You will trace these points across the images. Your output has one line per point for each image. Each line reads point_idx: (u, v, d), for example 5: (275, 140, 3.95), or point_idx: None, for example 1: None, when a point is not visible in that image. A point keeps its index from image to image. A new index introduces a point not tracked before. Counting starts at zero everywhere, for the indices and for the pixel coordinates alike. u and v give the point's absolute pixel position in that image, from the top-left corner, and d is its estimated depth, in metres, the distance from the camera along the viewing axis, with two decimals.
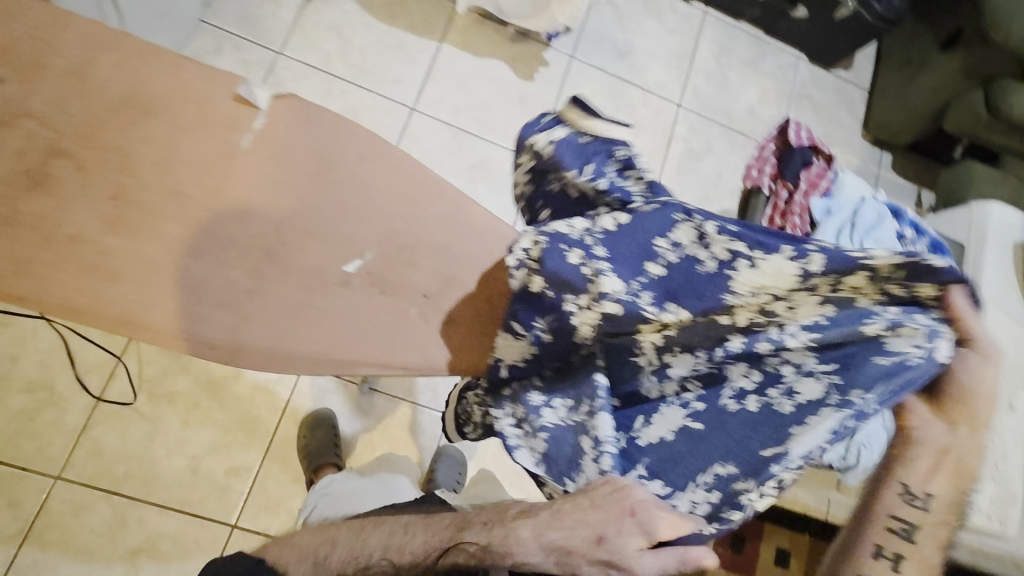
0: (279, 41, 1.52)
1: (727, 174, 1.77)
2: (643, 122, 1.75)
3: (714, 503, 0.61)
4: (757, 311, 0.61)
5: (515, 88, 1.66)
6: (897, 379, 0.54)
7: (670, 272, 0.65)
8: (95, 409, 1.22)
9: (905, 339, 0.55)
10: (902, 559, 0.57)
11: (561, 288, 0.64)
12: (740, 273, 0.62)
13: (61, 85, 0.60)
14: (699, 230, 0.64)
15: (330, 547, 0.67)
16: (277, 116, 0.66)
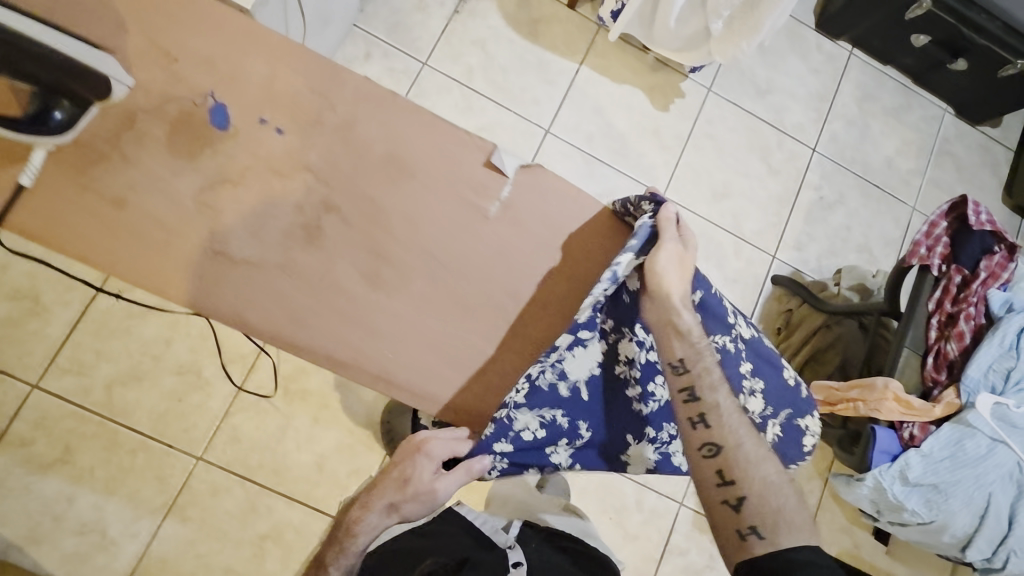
0: (426, 52, 1.52)
1: (856, 228, 1.74)
2: (777, 165, 1.72)
3: (532, 430, 0.75)
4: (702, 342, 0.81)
5: (651, 120, 1.65)
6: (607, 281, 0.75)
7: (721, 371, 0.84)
8: (235, 397, 1.29)
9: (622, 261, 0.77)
10: (704, 416, 0.77)
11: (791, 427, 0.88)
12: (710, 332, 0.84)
13: (332, 143, 0.72)
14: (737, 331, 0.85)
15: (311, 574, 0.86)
16: (518, 188, 0.79)
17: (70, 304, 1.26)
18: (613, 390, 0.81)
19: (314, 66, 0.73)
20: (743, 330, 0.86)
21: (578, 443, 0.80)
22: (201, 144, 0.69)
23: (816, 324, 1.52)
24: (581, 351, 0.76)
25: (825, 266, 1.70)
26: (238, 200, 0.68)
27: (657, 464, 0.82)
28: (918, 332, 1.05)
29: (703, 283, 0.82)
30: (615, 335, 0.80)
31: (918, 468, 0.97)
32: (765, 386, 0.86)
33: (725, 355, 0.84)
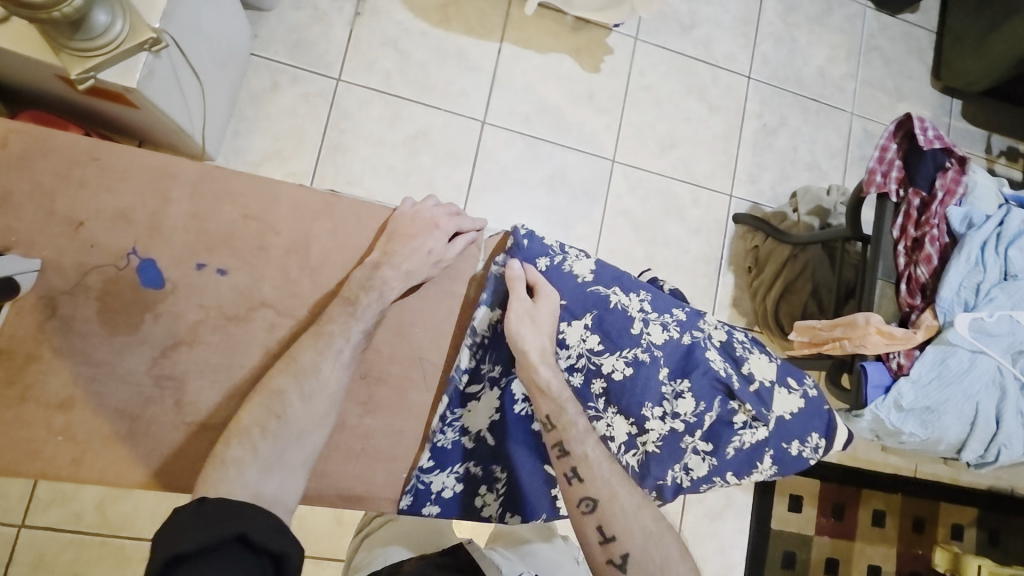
0: (336, 67, 1.42)
1: (802, 147, 1.74)
2: (716, 101, 1.68)
3: (450, 485, 0.91)
4: (615, 358, 0.92)
5: (583, 84, 1.58)
6: (467, 333, 0.89)
7: (641, 388, 0.92)
8: None
9: (483, 313, 0.90)
10: (575, 470, 0.86)
11: (724, 426, 0.96)
12: (616, 353, 0.92)
13: (287, 268, 0.80)
14: (647, 334, 0.93)
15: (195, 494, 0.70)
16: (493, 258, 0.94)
17: None
18: (520, 429, 0.92)
19: (247, 187, 0.80)
20: (654, 335, 0.94)
21: (502, 489, 0.93)
22: (139, 311, 0.75)
23: (783, 256, 1.55)
24: (474, 403, 0.91)
25: (779, 193, 1.71)
26: (204, 359, 0.77)
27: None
28: (888, 261, 1.09)
29: (591, 303, 0.93)
30: (506, 378, 0.92)
31: (910, 394, 1.02)
32: (691, 384, 0.94)
33: (632, 364, 0.92)
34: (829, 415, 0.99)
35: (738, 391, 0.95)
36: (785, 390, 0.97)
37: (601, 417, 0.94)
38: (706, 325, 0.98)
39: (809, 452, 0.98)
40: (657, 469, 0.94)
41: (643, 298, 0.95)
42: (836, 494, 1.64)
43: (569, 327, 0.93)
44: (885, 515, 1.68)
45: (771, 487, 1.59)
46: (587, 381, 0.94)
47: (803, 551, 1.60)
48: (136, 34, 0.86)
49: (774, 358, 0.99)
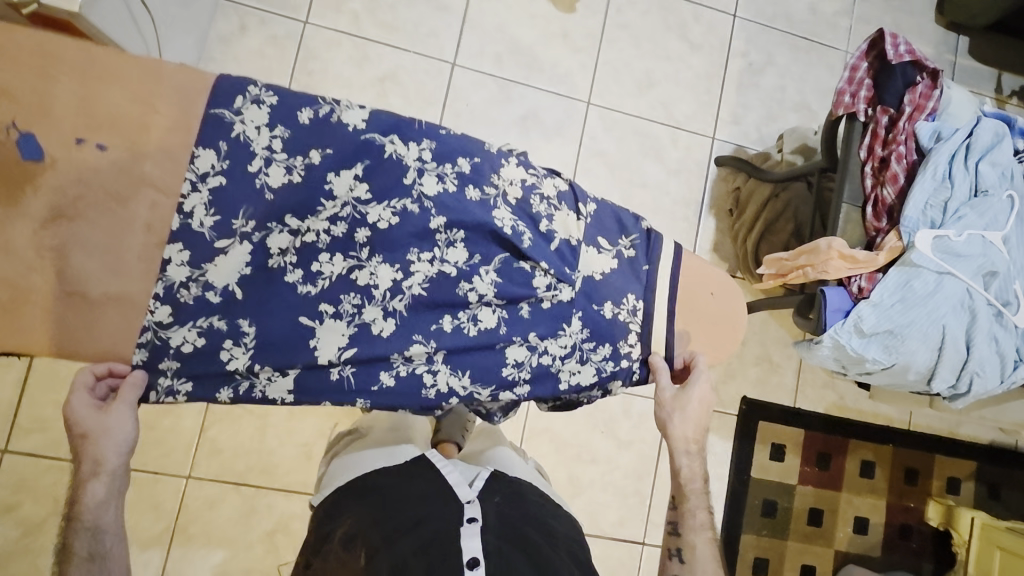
0: (303, 9, 1.42)
1: (790, 86, 1.67)
2: (698, 40, 1.62)
3: (200, 346, 0.70)
4: (386, 209, 0.70)
5: (557, 23, 1.54)
6: (192, 177, 0.69)
7: (399, 231, 0.70)
8: (206, 412, 1.30)
9: (206, 162, 0.69)
10: (681, 551, 0.83)
11: (517, 290, 0.72)
12: (372, 203, 0.70)
13: (175, 151, 0.69)
14: (418, 170, 0.70)
15: (98, 518, 0.72)
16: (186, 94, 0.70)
17: (11, 364, 1.23)
18: (277, 286, 0.70)
19: (129, 70, 0.69)
20: (426, 187, 0.70)
21: (252, 343, 0.70)
22: (19, 188, 0.67)
23: (765, 195, 1.50)
24: (220, 255, 0.70)
25: (765, 134, 1.64)
26: (91, 238, 0.69)
27: (348, 344, 0.70)
28: (853, 184, 1.04)
29: (356, 147, 0.70)
30: (262, 233, 0.70)
31: (872, 318, 0.98)
32: (466, 232, 0.71)
33: (401, 217, 0.70)
34: (649, 276, 0.77)
35: (527, 248, 0.72)
36: (592, 249, 0.76)
37: (361, 267, 0.70)
38: (500, 179, 0.73)
39: (625, 316, 0.76)
40: (423, 315, 0.71)
41: (423, 144, 0.71)
42: (822, 442, 1.60)
43: (335, 177, 0.70)
44: (874, 465, 1.62)
45: (753, 434, 1.56)
46: (350, 232, 0.70)
47: (785, 500, 1.57)
48: None
49: (586, 213, 0.76)
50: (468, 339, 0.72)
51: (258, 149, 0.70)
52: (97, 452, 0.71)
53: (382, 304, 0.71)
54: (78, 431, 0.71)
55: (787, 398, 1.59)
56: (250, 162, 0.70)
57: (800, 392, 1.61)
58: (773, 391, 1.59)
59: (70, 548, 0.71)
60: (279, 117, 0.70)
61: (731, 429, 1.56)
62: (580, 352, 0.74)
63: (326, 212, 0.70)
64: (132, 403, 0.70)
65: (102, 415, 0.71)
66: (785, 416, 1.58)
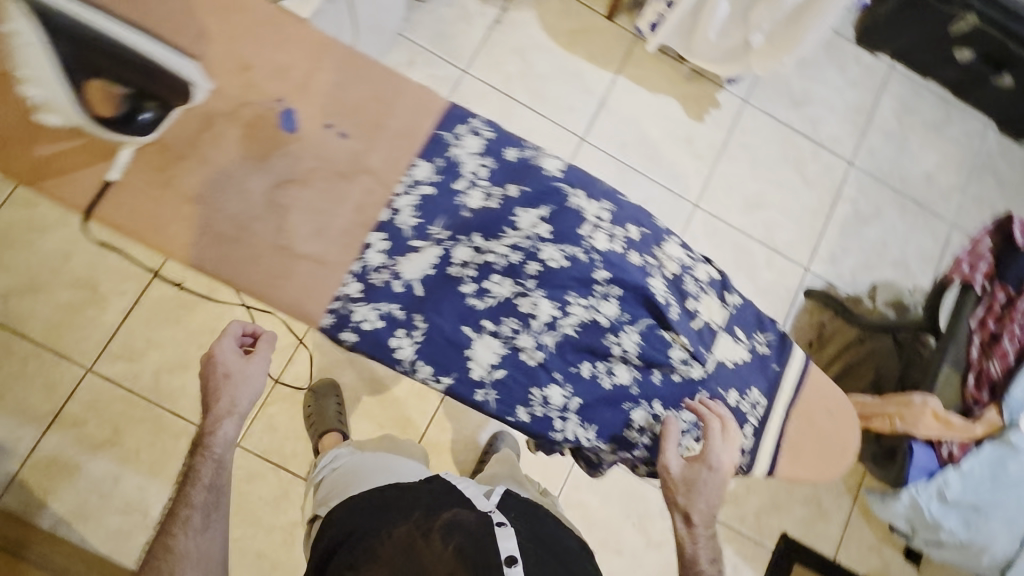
0: (466, 60, 1.57)
1: (893, 243, 1.70)
2: (813, 177, 1.69)
3: (381, 326, 0.74)
4: (556, 250, 0.76)
5: (685, 130, 1.65)
6: (405, 181, 0.78)
7: (565, 273, 0.75)
8: (273, 389, 1.35)
9: (422, 172, 0.78)
10: None
11: (653, 356, 0.78)
12: (545, 243, 0.75)
13: (397, 148, 0.79)
14: (596, 227, 0.77)
15: (218, 464, 0.87)
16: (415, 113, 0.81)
17: (125, 293, 1.33)
18: (452, 294, 0.75)
19: (377, 74, 0.81)
20: (596, 242, 0.77)
21: (421, 337, 0.75)
22: (271, 144, 0.77)
23: (849, 339, 1.53)
24: (413, 252, 0.75)
25: (859, 280, 1.66)
26: (305, 198, 0.76)
27: (499, 364, 0.76)
28: (959, 350, 1.03)
29: (545, 191, 0.77)
30: (452, 243, 0.76)
31: (957, 487, 0.97)
32: (621, 288, 0.77)
33: (571, 263, 0.75)
34: (775, 376, 0.83)
35: (672, 319, 0.78)
36: (728, 337, 0.82)
37: (526, 295, 0.75)
38: (660, 254, 0.80)
39: (747, 408, 0.82)
40: (568, 354, 0.77)
41: (603, 205, 0.79)
42: None
43: (521, 215, 0.76)
44: None
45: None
46: (524, 263, 0.75)
47: None
48: None
49: (730, 302, 0.83)
50: (603, 390, 0.78)
51: (465, 172, 0.78)
52: (232, 394, 0.89)
53: (536, 336, 0.75)
54: (222, 370, 0.89)
55: (829, 548, 1.52)
56: (457, 180, 0.78)
57: (842, 546, 1.53)
58: (816, 536, 1.52)
59: (196, 474, 0.86)
60: (491, 151, 0.79)
61: (763, 562, 1.50)
62: (696, 429, 0.81)
63: (507, 239, 0.76)
64: (269, 355, 0.92)
65: (244, 362, 0.91)
66: (823, 567, 1.50)
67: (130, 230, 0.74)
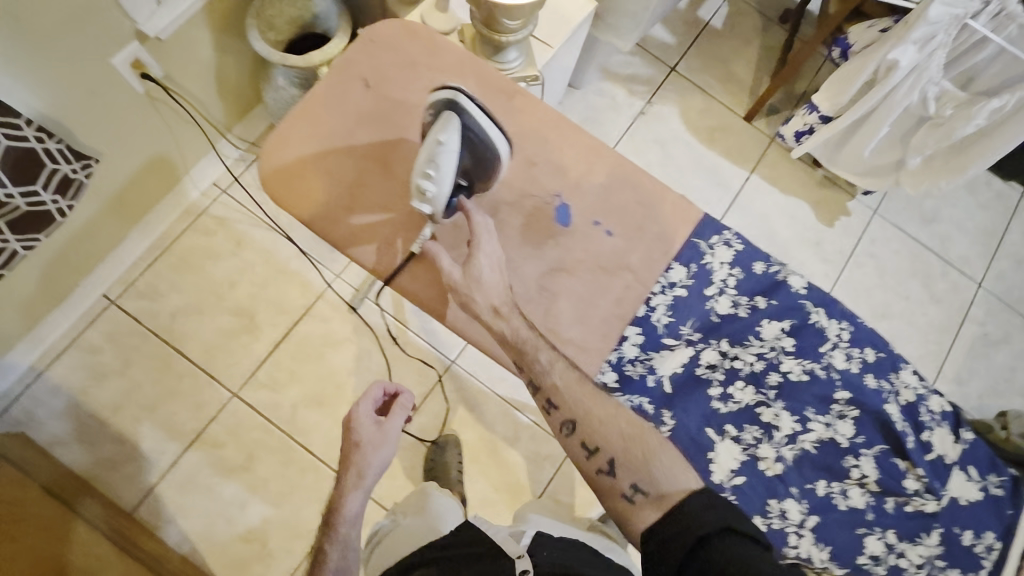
0: (611, 145, 1.68)
1: (1022, 371, 1.65)
2: (940, 293, 1.68)
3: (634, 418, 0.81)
4: (797, 365, 0.82)
5: (814, 232, 1.69)
6: (661, 281, 0.82)
7: (805, 387, 0.81)
8: (399, 436, 1.38)
9: (678, 273, 0.83)
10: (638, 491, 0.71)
11: (886, 481, 0.80)
12: (787, 357, 0.82)
13: (654, 252, 0.83)
14: (837, 347, 0.82)
15: (342, 545, 0.92)
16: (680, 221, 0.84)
17: (278, 325, 1.41)
18: (700, 395, 0.82)
19: (643, 181, 0.85)
20: (834, 361, 0.82)
21: (668, 433, 0.81)
22: (544, 234, 0.82)
23: None
24: (667, 351, 0.82)
25: (985, 405, 1.62)
26: (572, 287, 0.81)
27: (738, 470, 0.80)
28: None
29: (792, 307, 0.82)
30: (703, 345, 0.83)
31: None
32: (860, 410, 0.81)
33: (811, 378, 0.81)
34: (1011, 521, 0.81)
35: (909, 448, 0.80)
36: (962, 474, 0.81)
37: (768, 405, 0.82)
38: (897, 379, 0.82)
39: (981, 550, 0.80)
40: (803, 468, 0.81)
41: (845, 325, 0.82)
42: None
43: (767, 325, 0.83)
44: None
45: None
46: (766, 372, 0.82)
47: None
48: (526, 70, 1.14)
49: (964, 438, 0.82)
50: (838, 512, 0.80)
51: (716, 279, 0.83)
52: (365, 463, 0.93)
53: (777, 446, 0.81)
54: (357, 438, 0.94)
55: None
56: (708, 285, 0.83)
57: None
58: None
59: (328, 550, 0.92)
60: (740, 261, 0.84)
61: None
62: (927, 564, 0.80)
63: (752, 347, 0.83)
64: (401, 422, 0.95)
65: (377, 430, 0.95)
66: None
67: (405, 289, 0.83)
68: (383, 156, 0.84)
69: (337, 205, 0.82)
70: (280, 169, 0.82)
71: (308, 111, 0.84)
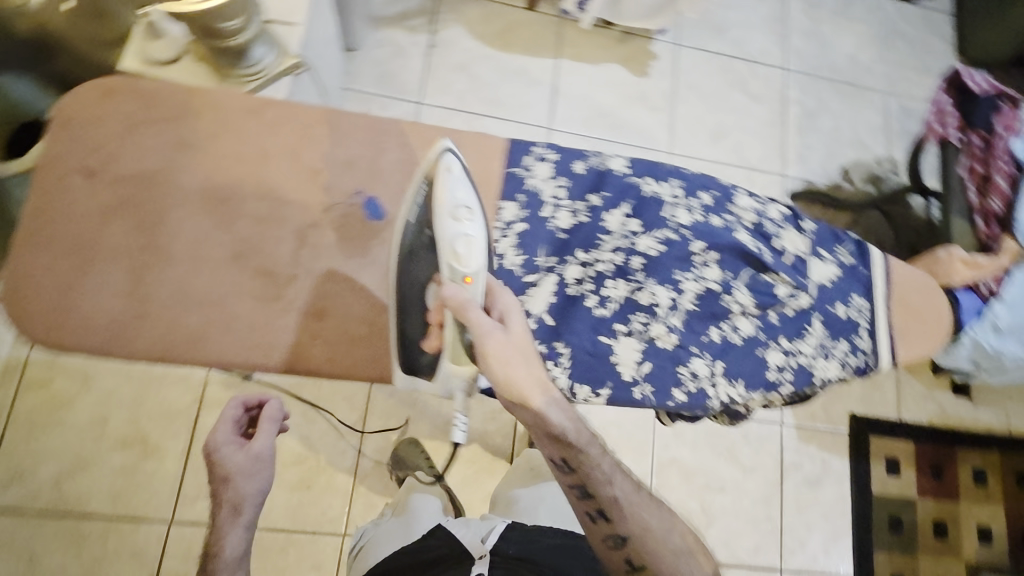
0: (418, 92, 1.59)
1: (844, 126, 1.83)
2: (757, 92, 1.80)
3: None
4: (651, 239, 0.85)
5: (634, 87, 1.73)
6: (500, 227, 0.85)
7: (664, 256, 0.85)
8: (357, 467, 1.34)
9: (508, 212, 0.86)
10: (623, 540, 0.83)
11: (765, 300, 0.86)
12: (638, 236, 0.85)
13: (476, 198, 0.86)
14: (676, 204, 0.87)
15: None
16: (483, 158, 0.88)
17: (177, 434, 1.28)
18: (578, 311, 0.83)
19: (437, 138, 0.89)
20: (679, 218, 0.86)
21: (569, 363, 0.82)
22: (368, 238, 0.88)
23: (843, 223, 1.65)
24: (534, 287, 0.84)
25: (829, 168, 1.79)
26: (421, 272, 0.84)
27: (643, 359, 0.83)
28: (959, 200, 1.18)
29: (624, 190, 0.86)
30: (562, 265, 0.84)
31: (1007, 315, 1.08)
32: (717, 250, 0.86)
33: (666, 246, 0.85)
34: (869, 280, 0.89)
35: (770, 262, 0.86)
36: (819, 260, 0.89)
37: (643, 288, 0.84)
38: (735, 208, 0.89)
39: (856, 314, 0.88)
40: (695, 326, 0.85)
41: (675, 184, 0.88)
42: (932, 454, 1.64)
43: (609, 216, 0.86)
44: (985, 472, 1.66)
45: (867, 449, 1.61)
46: (628, 260, 0.85)
47: (910, 515, 1.59)
48: (282, 61, 1.04)
49: (807, 229, 0.90)
50: (736, 347, 0.85)
51: (546, 198, 0.87)
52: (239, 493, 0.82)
53: (664, 318, 0.84)
54: (224, 471, 0.83)
55: (891, 411, 1.65)
56: (542, 208, 0.86)
57: (902, 406, 1.66)
58: (878, 407, 1.65)
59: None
60: (561, 171, 0.87)
61: (845, 446, 1.61)
62: (825, 350, 0.87)
63: (606, 244, 0.85)
64: (272, 436, 0.85)
65: (243, 453, 0.83)
66: (893, 429, 1.64)
67: (233, 361, 0.84)
68: (146, 244, 0.84)
69: (126, 318, 0.82)
70: (34, 315, 0.81)
71: (49, 235, 0.83)
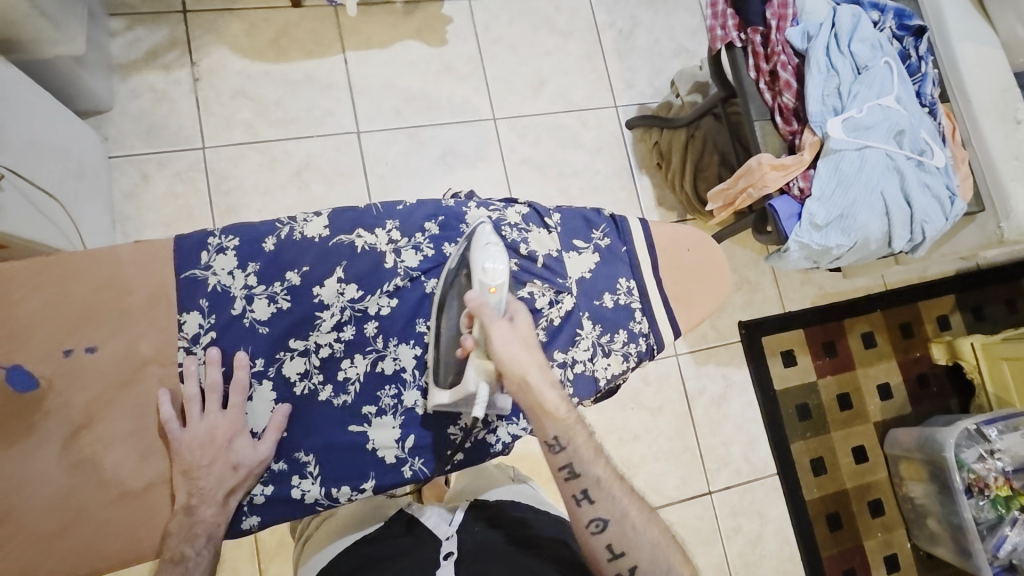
0: (197, 136, 1.41)
1: (663, 37, 1.76)
2: (566, 28, 1.70)
3: (272, 490, 0.83)
4: (382, 294, 0.88)
5: (437, 61, 1.59)
6: (187, 341, 0.82)
7: (398, 310, 0.88)
8: (259, 550, 1.29)
9: (193, 323, 0.83)
10: (602, 517, 0.80)
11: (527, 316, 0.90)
12: (367, 297, 0.87)
13: (144, 325, 0.81)
14: (395, 249, 0.89)
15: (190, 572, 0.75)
16: (137, 275, 0.82)
17: None
18: (310, 407, 0.85)
19: (80, 269, 0.81)
20: (407, 261, 0.89)
21: (317, 471, 0.84)
22: (27, 415, 0.77)
23: (682, 139, 1.57)
24: (248, 403, 0.84)
25: (658, 86, 1.74)
26: (109, 430, 0.80)
27: (404, 433, 0.87)
28: (757, 102, 1.11)
29: (335, 257, 0.87)
30: (274, 366, 0.85)
31: (821, 210, 1.06)
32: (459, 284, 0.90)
33: (399, 293, 0.88)
34: (630, 255, 0.95)
35: (517, 275, 0.90)
36: (574, 254, 0.93)
37: (383, 356, 0.87)
38: (468, 225, 0.92)
39: (625, 298, 0.93)
40: None
41: (389, 227, 0.89)
42: (822, 334, 1.69)
43: (322, 288, 0.86)
44: (873, 333, 1.73)
45: (761, 351, 1.64)
46: (356, 330, 0.87)
47: (814, 398, 1.65)
48: None
49: (552, 225, 0.94)
50: None
51: (237, 291, 0.84)
52: (212, 481, 0.79)
53: (414, 382, 0.88)
54: (230, 461, 0.80)
55: (775, 307, 1.68)
56: (232, 304, 0.84)
57: (785, 298, 1.69)
58: (762, 308, 1.67)
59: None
60: (245, 258, 0.85)
61: (740, 355, 1.64)
62: (601, 346, 0.91)
63: (326, 323, 0.86)
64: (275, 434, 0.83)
65: (256, 448, 0.81)
66: (780, 324, 1.67)
67: None
68: None
69: None
70: None
71: None
